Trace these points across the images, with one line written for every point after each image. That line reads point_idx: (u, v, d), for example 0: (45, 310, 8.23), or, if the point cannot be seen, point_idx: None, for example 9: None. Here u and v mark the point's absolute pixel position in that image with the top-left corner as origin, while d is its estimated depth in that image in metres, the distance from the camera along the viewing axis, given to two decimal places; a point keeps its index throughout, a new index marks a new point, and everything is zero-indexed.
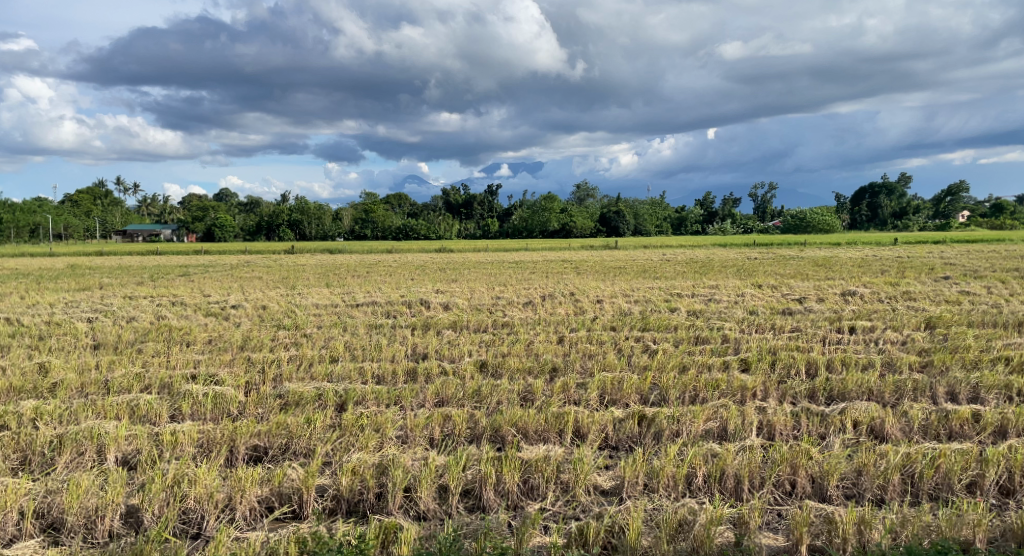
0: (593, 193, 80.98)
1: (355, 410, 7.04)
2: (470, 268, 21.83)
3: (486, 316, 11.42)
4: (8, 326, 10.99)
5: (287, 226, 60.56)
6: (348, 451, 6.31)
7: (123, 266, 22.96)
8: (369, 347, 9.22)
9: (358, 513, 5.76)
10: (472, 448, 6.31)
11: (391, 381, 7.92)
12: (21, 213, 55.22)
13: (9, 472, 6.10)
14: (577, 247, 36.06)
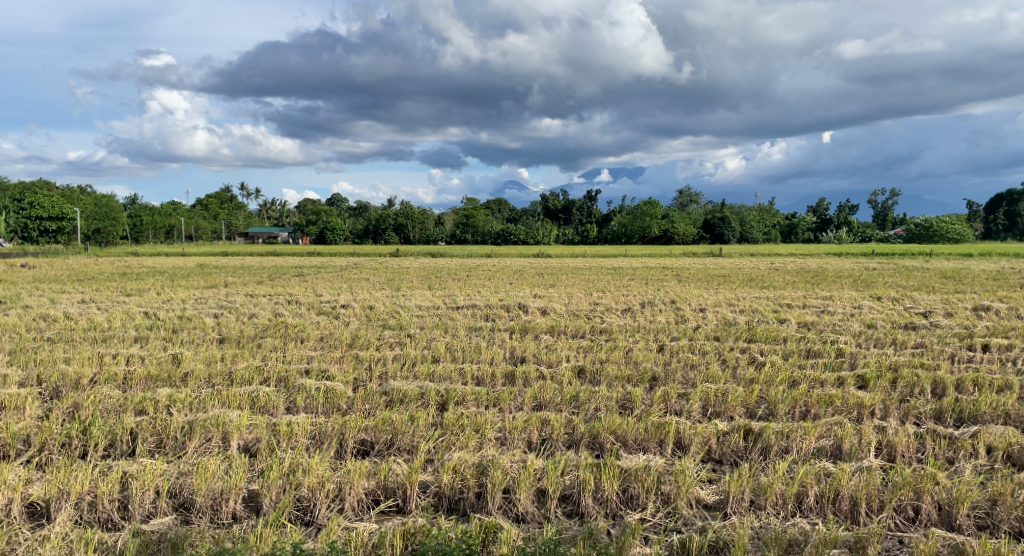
0: (698, 198, 79.63)
1: (456, 410, 7.26)
2: (569, 274, 21.96)
3: (586, 322, 11.50)
4: (145, 319, 11.87)
5: (393, 230, 62.38)
6: (449, 450, 6.51)
7: (244, 266, 24.33)
8: (469, 349, 9.46)
9: (459, 511, 5.94)
10: (571, 454, 6.39)
11: (490, 384, 8.12)
12: (151, 214, 59.05)
13: (147, 453, 6.54)
14: (680, 254, 35.60)
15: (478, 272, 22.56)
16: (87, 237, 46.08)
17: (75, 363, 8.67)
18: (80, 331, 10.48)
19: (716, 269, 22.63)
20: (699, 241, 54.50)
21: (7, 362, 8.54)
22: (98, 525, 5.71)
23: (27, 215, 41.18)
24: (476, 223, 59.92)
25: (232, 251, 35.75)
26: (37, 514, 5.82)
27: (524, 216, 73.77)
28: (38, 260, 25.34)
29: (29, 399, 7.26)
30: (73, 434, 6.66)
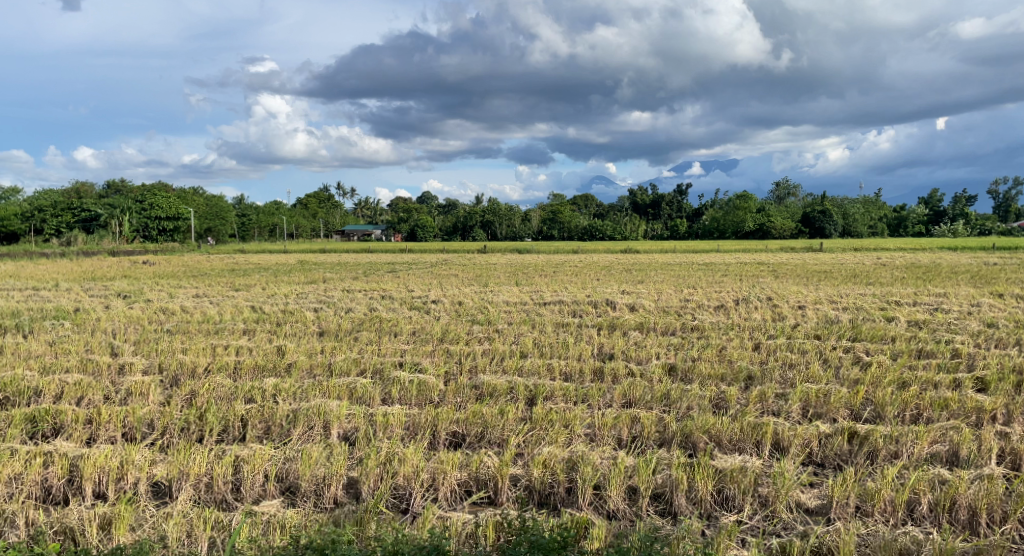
0: (796, 190, 77.33)
1: (545, 405, 7.33)
2: (658, 270, 21.76)
3: (678, 319, 11.40)
4: (252, 313, 12.45)
5: (480, 226, 63.12)
6: (539, 444, 6.55)
7: (341, 262, 25.17)
8: (557, 345, 9.54)
9: (550, 505, 5.93)
10: (663, 453, 6.36)
11: (579, 380, 8.18)
12: (255, 214, 61.54)
13: (256, 439, 6.80)
14: (776, 249, 34.60)
15: (567, 268, 22.55)
16: (198, 235, 48.47)
17: (191, 353, 9.19)
18: (193, 324, 11.09)
19: (815, 265, 21.90)
20: (797, 235, 52.89)
21: (131, 351, 9.13)
22: (214, 505, 5.83)
23: (146, 215, 43.52)
24: (564, 219, 59.96)
25: (328, 249, 36.92)
26: (161, 492, 5.97)
27: (613, 211, 73.26)
28: (155, 257, 26.87)
29: (152, 385, 7.70)
30: (191, 419, 6.97)
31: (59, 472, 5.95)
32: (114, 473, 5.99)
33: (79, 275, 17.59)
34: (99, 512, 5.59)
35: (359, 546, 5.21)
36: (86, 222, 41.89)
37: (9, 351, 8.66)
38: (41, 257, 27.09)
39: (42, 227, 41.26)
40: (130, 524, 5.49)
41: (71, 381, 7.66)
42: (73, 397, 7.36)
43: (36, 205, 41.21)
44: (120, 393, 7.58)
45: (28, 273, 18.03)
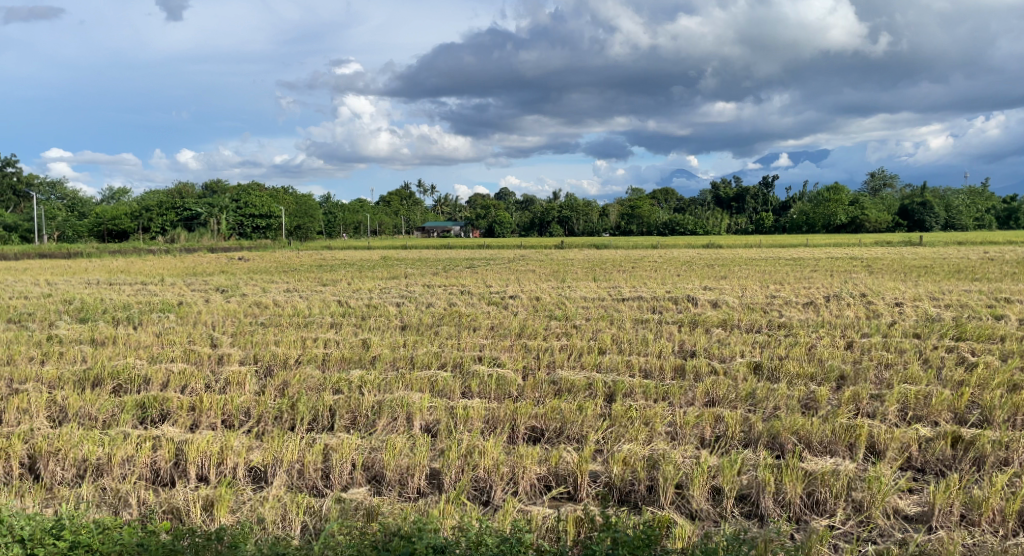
0: (892, 182, 74.49)
1: (624, 402, 7.39)
2: (743, 265, 21.40)
3: (764, 316, 11.24)
4: (339, 307, 12.89)
5: (557, 222, 63.33)
6: (618, 441, 6.61)
7: (422, 258, 25.69)
8: (637, 342, 9.57)
9: (631, 503, 5.97)
10: (748, 454, 6.34)
11: (659, 376, 8.20)
12: (340, 212, 63.21)
13: (343, 428, 7.08)
14: (871, 243, 33.49)
15: (647, 264, 22.39)
16: (289, 232, 50.10)
17: (283, 345, 9.62)
18: (285, 317, 11.56)
19: (915, 260, 21.13)
20: (893, 228, 50.92)
21: (229, 343, 9.63)
22: (306, 490, 6.02)
23: (241, 213, 45.45)
24: (642, 214, 59.46)
25: (410, 245, 37.58)
26: (257, 477, 6.19)
27: (695, 205, 72.10)
28: (249, 254, 28.01)
29: (248, 375, 8.10)
30: (283, 408, 7.30)
31: (167, 455, 6.18)
32: (215, 457, 6.22)
33: (181, 270, 18.53)
34: (202, 493, 5.77)
35: (443, 534, 5.20)
36: (188, 221, 43.95)
37: (119, 340, 9.24)
38: (143, 253, 28.62)
39: (145, 226, 43.55)
40: (230, 506, 5.67)
41: (176, 370, 8.13)
42: (178, 385, 7.81)
43: (143, 205, 43.40)
44: (220, 382, 8.01)
45: (134, 269, 19.11)
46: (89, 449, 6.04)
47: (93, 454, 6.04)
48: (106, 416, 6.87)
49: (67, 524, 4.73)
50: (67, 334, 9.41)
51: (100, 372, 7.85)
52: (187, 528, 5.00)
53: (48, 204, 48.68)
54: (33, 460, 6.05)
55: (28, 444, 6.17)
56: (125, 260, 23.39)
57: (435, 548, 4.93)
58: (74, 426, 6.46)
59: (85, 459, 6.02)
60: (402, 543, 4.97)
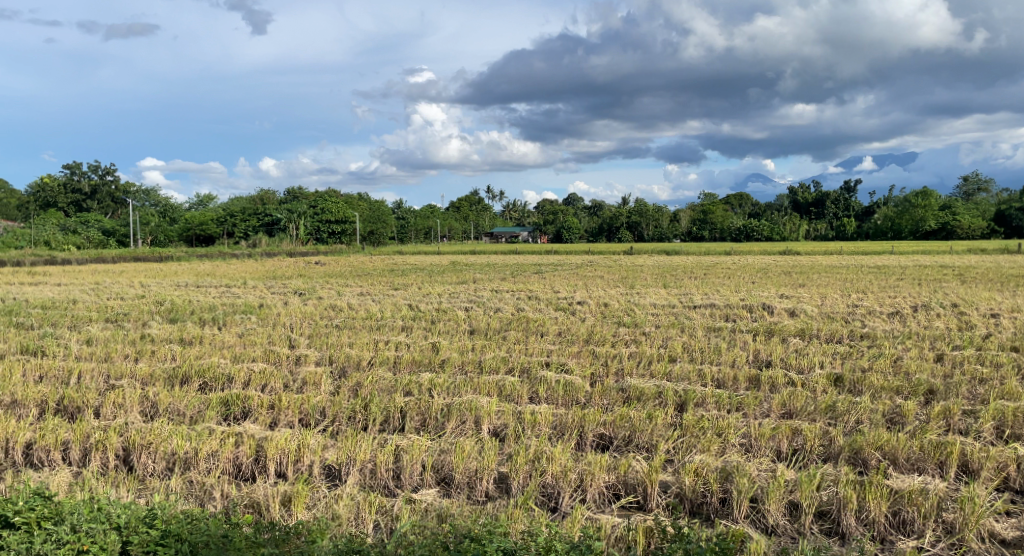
0: (984, 186, 71.44)
1: (696, 411, 7.35)
2: (822, 272, 20.91)
3: (844, 326, 10.98)
4: (410, 310, 13.15)
5: (626, 228, 63.11)
6: (690, 452, 6.58)
7: (491, 264, 25.91)
8: (708, 350, 9.48)
9: (702, 515, 5.94)
10: (828, 469, 6.24)
11: (732, 387, 8.13)
12: (412, 218, 64.21)
13: (413, 430, 7.24)
14: (963, 251, 32.29)
15: (720, 270, 22.09)
16: (363, 237, 51.12)
17: (357, 347, 9.88)
18: (358, 320, 11.86)
19: (1015, 269, 20.24)
20: (986, 235, 48.69)
21: (306, 344, 9.95)
22: (378, 490, 6.18)
23: (318, 219, 46.72)
24: (714, 219, 58.61)
25: (478, 250, 37.81)
26: (332, 475, 6.38)
27: (769, 211, 70.57)
28: (324, 258, 28.79)
29: (323, 376, 8.37)
30: (357, 409, 7.51)
31: (248, 451, 6.42)
32: (292, 455, 6.44)
33: (261, 274, 19.16)
34: (280, 489, 5.98)
35: (512, 539, 5.23)
36: (269, 226, 45.37)
37: (205, 340, 9.66)
38: (226, 257, 29.69)
39: (229, 231, 45.11)
40: (306, 502, 5.85)
41: (257, 369, 8.47)
42: (258, 384, 8.13)
43: (227, 211, 44.98)
44: (297, 382, 8.29)
45: (218, 272, 19.87)
46: (177, 443, 6.34)
47: (181, 448, 6.34)
48: (193, 413, 7.21)
49: (159, 514, 4.77)
50: (158, 334, 9.89)
51: (187, 370, 8.23)
52: (267, 522, 5.13)
53: (139, 209, 50.99)
54: (126, 452, 6.36)
55: (122, 436, 6.50)
56: (210, 264, 24.38)
57: (506, 552, 4.99)
58: (164, 421, 6.78)
59: (173, 453, 6.32)
60: (472, 545, 4.99)
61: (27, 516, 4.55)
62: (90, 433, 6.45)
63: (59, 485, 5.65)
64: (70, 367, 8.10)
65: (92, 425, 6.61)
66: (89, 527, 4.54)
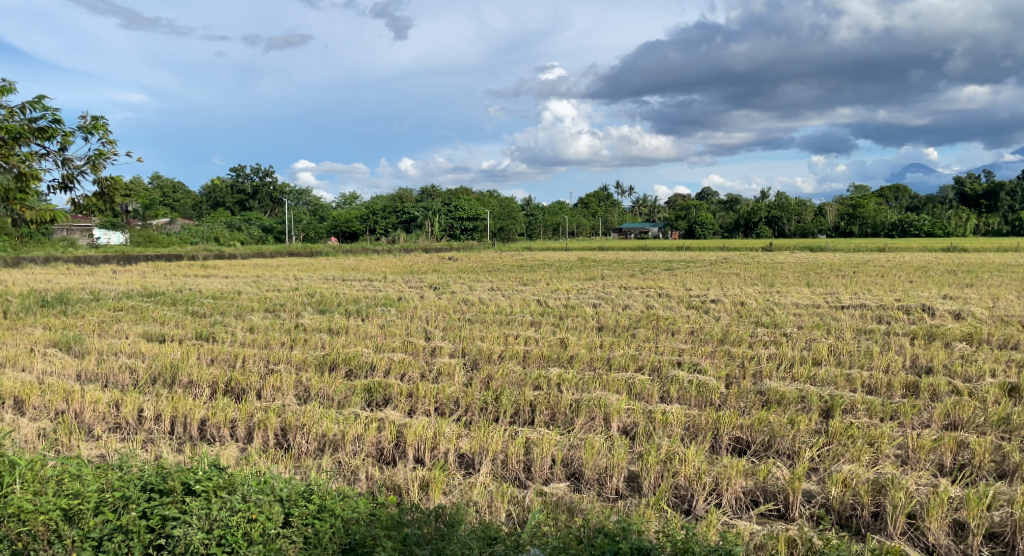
0: None
1: (844, 419, 7.12)
2: (992, 272, 19.50)
3: (1018, 332, 10.24)
4: (539, 306, 13.39)
5: (766, 223, 61.12)
6: (837, 461, 6.39)
7: (623, 260, 25.74)
8: (858, 354, 9.14)
9: (852, 529, 5.77)
10: (1001, 488, 5.93)
11: (886, 394, 7.81)
12: (543, 215, 64.82)
13: (543, 423, 7.41)
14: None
15: (873, 268, 21.05)
16: (493, 234, 51.97)
17: (489, 341, 10.19)
18: (489, 314, 12.21)
19: None
20: None
21: (441, 336, 10.36)
22: (511, 480, 6.37)
23: (452, 216, 47.96)
24: (864, 213, 55.63)
25: (610, 247, 37.36)
26: (467, 464, 6.64)
27: (924, 205, 66.17)
28: (456, 254, 29.61)
29: (457, 368, 8.71)
30: (489, 401, 7.76)
31: (389, 437, 6.79)
32: (429, 442, 6.74)
33: (399, 268, 20.00)
34: (419, 474, 6.27)
35: (647, 537, 5.23)
36: (407, 223, 46.93)
37: (351, 330, 10.24)
38: (368, 253, 31.13)
39: (372, 228, 46.93)
40: (443, 488, 6.10)
41: (397, 359, 8.93)
42: (398, 373, 8.57)
43: (369, 209, 47.00)
44: (433, 372, 8.68)
45: (360, 267, 20.88)
46: (327, 426, 6.80)
47: (330, 430, 6.79)
48: (340, 398, 7.71)
49: (316, 490, 5.13)
50: (309, 323, 10.59)
51: (335, 358, 8.79)
52: (412, 504, 5.40)
53: (290, 207, 54.17)
54: (283, 432, 6.88)
55: (280, 417, 7.04)
56: (355, 259, 25.64)
57: (641, 550, 4.99)
58: (315, 405, 7.30)
59: (324, 435, 6.79)
60: (607, 541, 5.02)
61: (206, 484, 4.98)
62: (253, 413, 7.04)
63: (228, 459, 6.17)
64: (235, 352, 8.83)
65: (255, 406, 7.19)
66: (257, 498, 4.90)
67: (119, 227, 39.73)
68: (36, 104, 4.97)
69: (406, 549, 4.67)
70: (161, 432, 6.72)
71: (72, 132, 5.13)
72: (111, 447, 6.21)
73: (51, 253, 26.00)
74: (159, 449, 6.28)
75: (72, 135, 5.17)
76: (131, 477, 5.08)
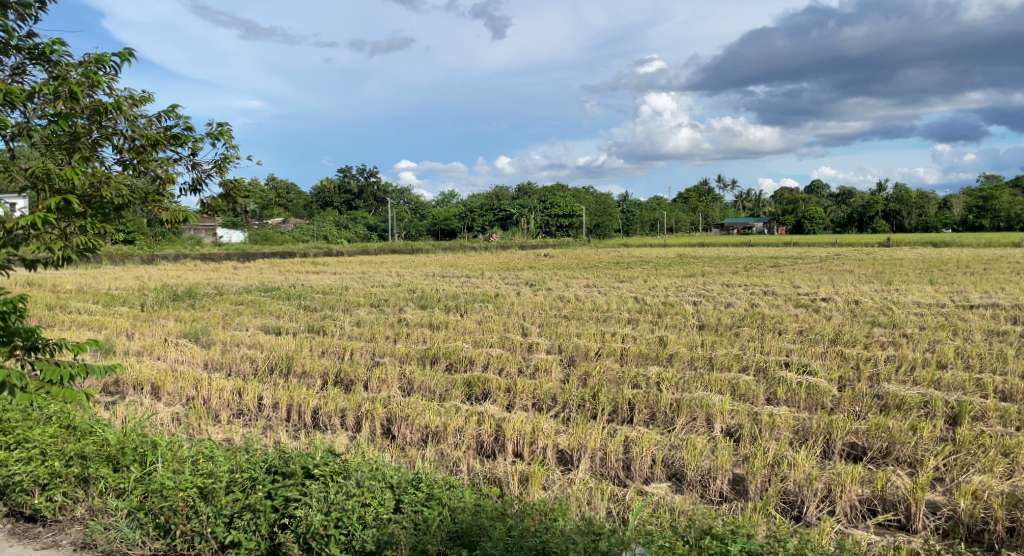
0: None
1: (973, 427, 6.72)
2: None
3: None
4: (636, 303, 13.22)
5: (883, 217, 58.33)
6: (966, 471, 6.04)
7: (724, 257, 25.03)
8: (989, 358, 8.61)
9: (983, 544, 5.43)
10: None
11: (1021, 401, 7.33)
12: (643, 211, 63.89)
13: (643, 422, 7.32)
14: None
15: (1005, 265, 19.76)
16: (589, 230, 51.62)
17: (585, 338, 10.14)
18: (587, 311, 12.17)
19: None
20: None
21: (538, 333, 10.38)
22: (611, 478, 6.30)
23: (548, 213, 48.00)
24: (995, 205, 52.16)
25: (710, 244, 34.85)
26: (565, 460, 6.61)
27: None
28: (550, 251, 29.24)
29: (555, 364, 8.71)
30: (586, 398, 7.72)
31: (489, 431, 6.84)
32: (528, 437, 6.76)
33: (497, 265, 20.15)
34: (519, 469, 6.28)
35: (757, 541, 5.06)
36: (503, 220, 47.25)
37: (450, 325, 10.40)
38: (466, 250, 31.33)
39: (470, 225, 47.32)
40: (543, 483, 6.10)
41: (495, 354, 9.00)
42: (496, 367, 8.64)
43: (467, 208, 47.58)
44: (531, 367, 8.71)
45: (458, 264, 21.14)
46: (430, 418, 6.93)
47: (432, 422, 6.91)
48: (442, 391, 7.82)
49: (424, 480, 5.24)
50: (411, 318, 10.83)
51: (436, 352, 8.94)
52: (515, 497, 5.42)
53: (393, 207, 55.41)
54: (389, 422, 7.05)
55: (386, 408, 7.21)
56: (455, 256, 25.72)
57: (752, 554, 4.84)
58: (418, 397, 7.44)
59: (427, 426, 6.90)
60: (716, 543, 4.90)
61: (323, 469, 5.12)
62: (361, 403, 7.24)
63: (340, 446, 6.36)
64: (344, 345, 9.11)
65: (362, 397, 7.40)
66: (371, 484, 5.03)
67: (237, 226, 41.66)
68: (170, 113, 5.27)
69: (512, 541, 4.67)
70: (278, 419, 7.00)
71: (202, 138, 5.38)
72: (235, 432, 6.50)
73: (173, 249, 27.49)
74: (277, 435, 6.54)
75: (202, 141, 5.43)
76: (257, 460, 5.29)
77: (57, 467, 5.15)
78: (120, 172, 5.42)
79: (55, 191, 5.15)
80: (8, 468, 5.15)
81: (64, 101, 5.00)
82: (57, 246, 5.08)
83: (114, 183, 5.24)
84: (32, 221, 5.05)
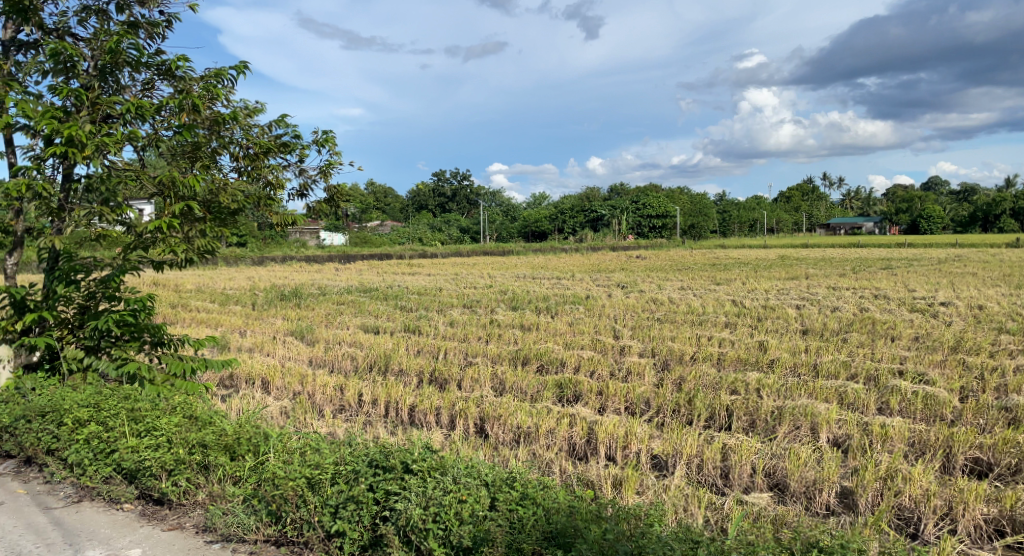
0: None
1: None
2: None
3: None
4: (734, 306, 12.78)
5: (1010, 215, 54.79)
6: None
7: (828, 258, 24.00)
8: None
9: None
10: None
11: None
12: (742, 211, 62.07)
13: (742, 430, 7.01)
14: None
15: None
16: (683, 231, 50.58)
17: (680, 341, 9.85)
18: (682, 314, 11.84)
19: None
20: None
21: (631, 335, 10.14)
22: (708, 486, 6.04)
23: (640, 214, 47.28)
24: None
25: (814, 245, 34.46)
26: (660, 465, 6.39)
27: None
28: (647, 253, 28.90)
29: (648, 367, 8.47)
30: (681, 403, 7.46)
31: (581, 433, 6.68)
32: (621, 441, 6.57)
33: (590, 267, 19.92)
34: (612, 472, 6.09)
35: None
36: (594, 222, 46.92)
37: (542, 327, 10.29)
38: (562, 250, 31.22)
39: (562, 226, 47.11)
40: (637, 488, 5.90)
41: (586, 356, 8.85)
42: (587, 370, 8.47)
43: (559, 209, 47.44)
44: (623, 370, 8.50)
45: (551, 265, 20.98)
46: (523, 418, 6.84)
47: (525, 423, 6.82)
48: (534, 392, 7.72)
49: (519, 479, 5.14)
50: (503, 319, 10.79)
51: (528, 353, 8.86)
52: (610, 500, 5.27)
53: (485, 209, 55.80)
54: (482, 421, 6.99)
55: (479, 408, 7.16)
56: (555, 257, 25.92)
57: None
58: (510, 398, 7.37)
59: (519, 426, 6.82)
60: None
61: (422, 464, 5.06)
62: (455, 402, 7.22)
63: (437, 444, 6.34)
64: (439, 344, 9.13)
65: (456, 396, 7.38)
66: (467, 481, 4.95)
67: (338, 229, 42.77)
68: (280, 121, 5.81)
69: (608, 544, 4.50)
70: (377, 415, 7.04)
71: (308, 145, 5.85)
72: (338, 426, 6.59)
73: (277, 251, 28.44)
74: (376, 430, 6.58)
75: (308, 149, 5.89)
76: (359, 454, 5.26)
77: (181, 454, 5.29)
78: (235, 179, 5.88)
79: (179, 198, 5.59)
80: (139, 453, 5.33)
81: (187, 114, 5.48)
82: (180, 248, 5.47)
83: (230, 190, 5.69)
84: (159, 225, 5.47)
